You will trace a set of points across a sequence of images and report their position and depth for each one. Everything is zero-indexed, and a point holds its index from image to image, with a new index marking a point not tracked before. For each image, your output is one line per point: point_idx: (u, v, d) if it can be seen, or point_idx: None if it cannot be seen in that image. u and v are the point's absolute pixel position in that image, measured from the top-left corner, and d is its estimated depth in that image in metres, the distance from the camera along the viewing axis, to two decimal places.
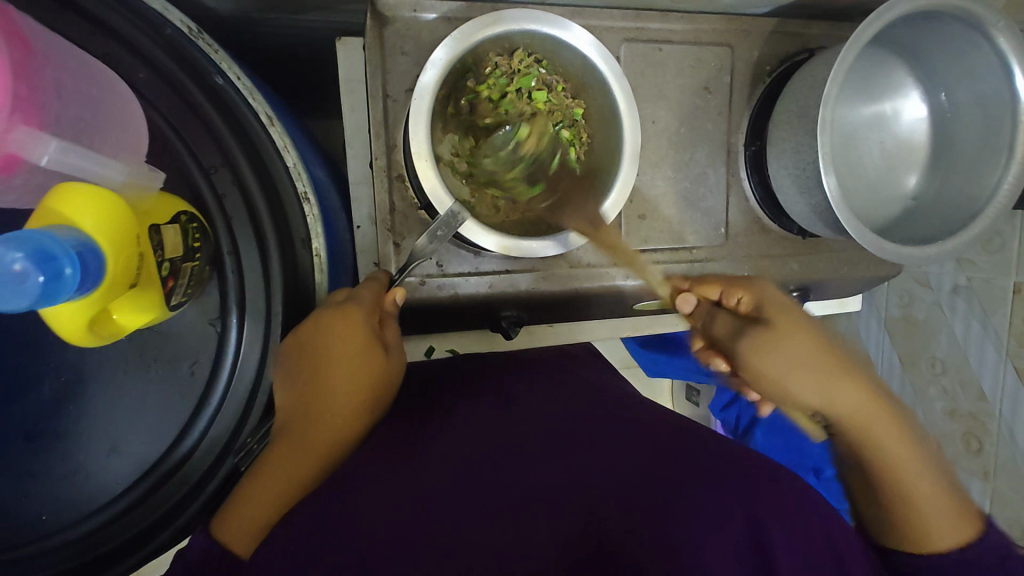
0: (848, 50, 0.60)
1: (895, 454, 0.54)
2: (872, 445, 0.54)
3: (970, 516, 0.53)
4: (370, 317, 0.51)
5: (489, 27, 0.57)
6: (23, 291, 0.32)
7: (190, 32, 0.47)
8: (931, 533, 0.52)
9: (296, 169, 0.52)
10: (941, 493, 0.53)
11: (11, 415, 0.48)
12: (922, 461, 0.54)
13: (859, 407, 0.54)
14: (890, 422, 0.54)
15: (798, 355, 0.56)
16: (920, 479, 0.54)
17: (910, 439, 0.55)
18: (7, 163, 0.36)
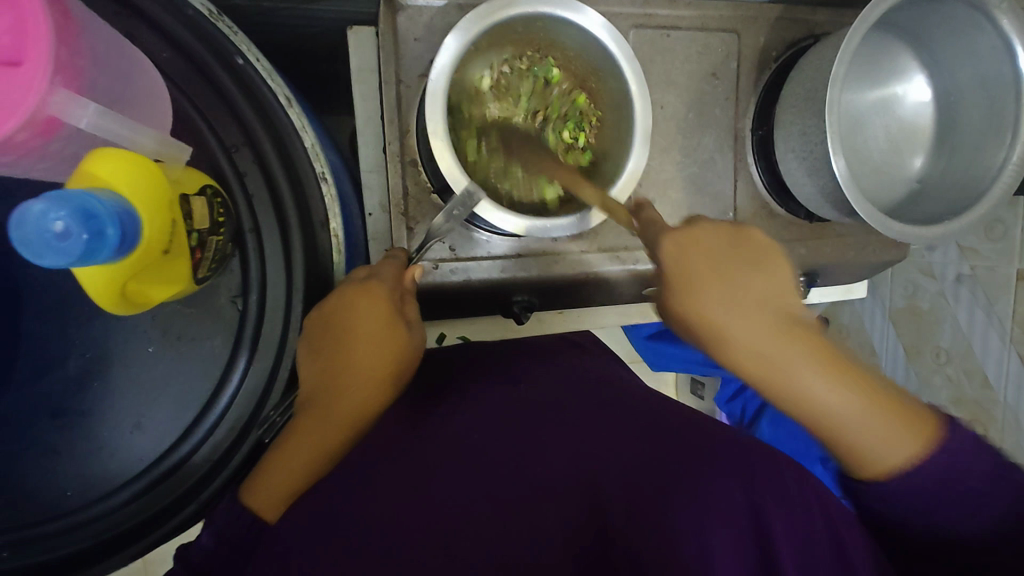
0: (854, 30, 0.61)
1: (801, 395, 0.47)
2: (789, 383, 0.47)
3: (896, 425, 0.45)
4: (393, 294, 0.53)
5: (504, 10, 0.58)
6: (67, 248, 0.33)
7: (208, 14, 0.47)
8: (868, 461, 0.46)
9: (314, 149, 0.52)
10: (839, 399, 0.46)
11: (36, 391, 0.49)
12: (826, 386, 0.46)
13: (752, 356, 0.48)
14: (792, 358, 0.47)
15: (693, 317, 0.51)
16: (820, 404, 0.46)
17: (805, 364, 0.47)
18: (46, 126, 0.36)
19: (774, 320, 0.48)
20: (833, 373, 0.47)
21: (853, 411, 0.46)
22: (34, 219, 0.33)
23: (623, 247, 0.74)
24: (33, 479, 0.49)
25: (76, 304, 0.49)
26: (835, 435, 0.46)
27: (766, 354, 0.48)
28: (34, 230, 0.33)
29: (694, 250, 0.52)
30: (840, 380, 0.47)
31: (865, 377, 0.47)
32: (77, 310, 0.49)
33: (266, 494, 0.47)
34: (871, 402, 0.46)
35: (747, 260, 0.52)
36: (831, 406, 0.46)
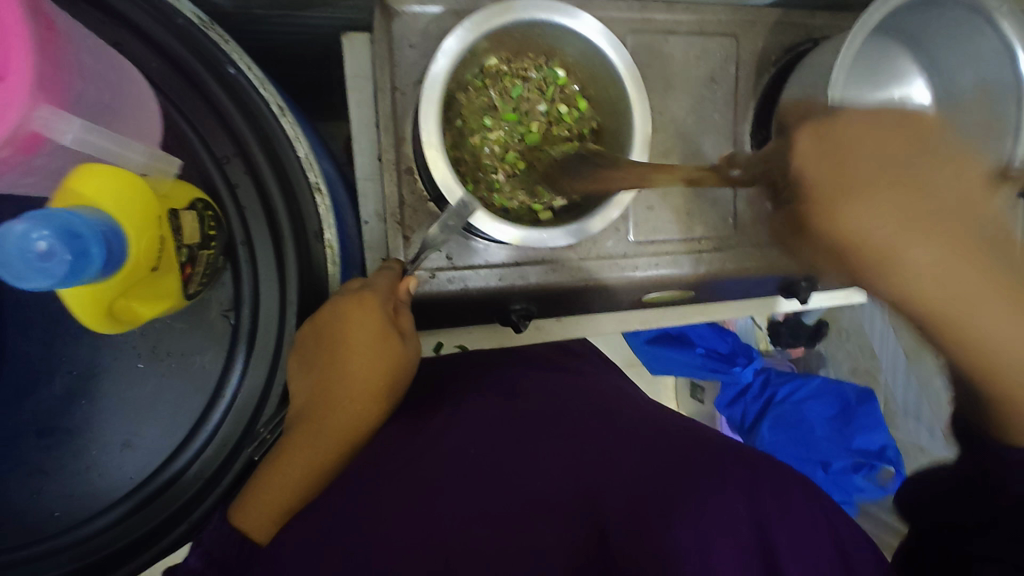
0: (855, 33, 0.60)
1: (911, 270, 0.47)
2: (897, 282, 0.48)
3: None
4: (386, 306, 0.51)
5: (500, 17, 0.57)
6: (47, 271, 0.32)
7: (202, 23, 0.47)
8: (1003, 374, 0.46)
9: (307, 159, 0.50)
10: (942, 285, 0.46)
11: (23, 410, 0.48)
12: (1009, 321, 0.45)
13: (884, 237, 0.48)
14: (953, 264, 0.46)
15: (844, 232, 0.50)
16: (921, 286, 0.47)
17: (983, 285, 0.46)
18: (31, 142, 0.34)
19: (947, 236, 0.47)
20: (1012, 295, 0.46)
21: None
22: (15, 239, 0.32)
23: (621, 254, 0.74)
24: (19, 499, 0.48)
25: (63, 321, 0.48)
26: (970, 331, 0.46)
27: (921, 263, 0.47)
28: (16, 248, 0.32)
29: (859, 147, 0.52)
30: (1006, 294, 0.46)
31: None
32: (64, 327, 0.48)
33: (253, 514, 0.47)
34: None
35: (909, 175, 0.50)
36: (989, 327, 0.46)
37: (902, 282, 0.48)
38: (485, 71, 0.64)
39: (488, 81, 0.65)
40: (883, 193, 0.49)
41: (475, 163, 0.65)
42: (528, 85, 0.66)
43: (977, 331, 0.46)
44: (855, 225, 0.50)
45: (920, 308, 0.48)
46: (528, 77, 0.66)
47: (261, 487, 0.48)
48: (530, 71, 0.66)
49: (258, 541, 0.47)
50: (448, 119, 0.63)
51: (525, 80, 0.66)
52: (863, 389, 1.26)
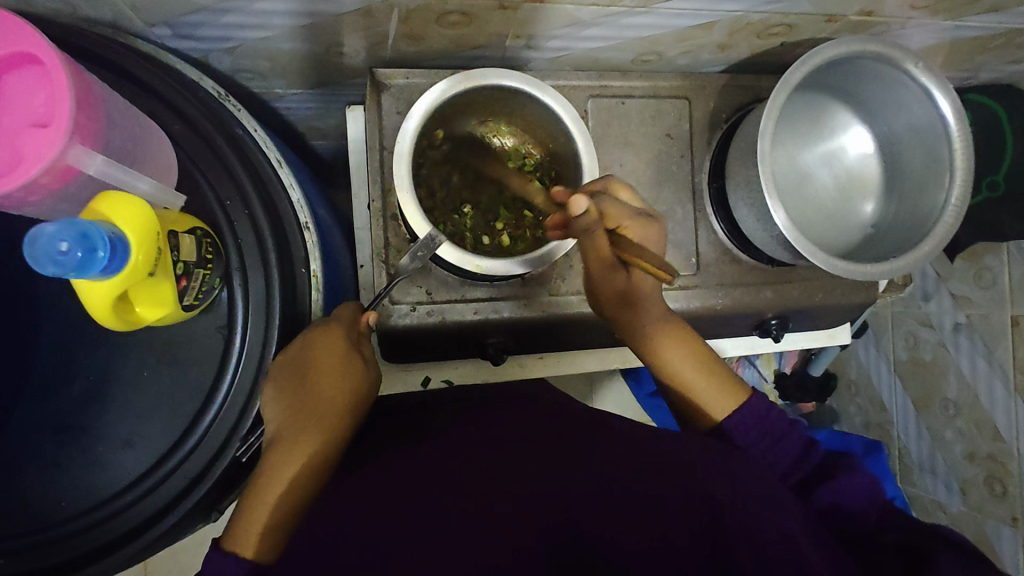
0: (779, 90, 0.68)
1: (650, 333, 0.71)
2: (662, 345, 0.71)
3: (723, 391, 0.71)
4: (347, 333, 0.60)
5: (461, 85, 0.67)
6: (65, 261, 0.40)
7: (217, 95, 0.62)
8: (707, 407, 0.71)
9: (298, 203, 0.64)
10: (675, 355, 0.71)
11: (46, 409, 0.56)
12: (690, 372, 0.71)
13: (611, 296, 0.70)
14: (671, 342, 0.71)
15: (626, 302, 0.70)
16: (661, 346, 0.72)
17: (683, 345, 0.72)
18: (65, 174, 0.44)
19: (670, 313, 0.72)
20: (682, 346, 0.72)
21: (698, 384, 0.71)
22: (43, 238, 0.40)
23: (590, 291, 0.80)
24: (34, 489, 0.55)
25: (86, 333, 0.57)
26: (660, 356, 0.72)
27: (638, 309, 0.70)
28: (43, 248, 0.41)
29: (652, 235, 0.67)
30: (683, 344, 0.72)
31: (700, 347, 0.72)
32: (86, 339, 0.57)
33: (247, 534, 0.52)
34: (698, 349, 0.72)
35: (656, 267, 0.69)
36: (688, 377, 0.71)
37: (639, 313, 0.70)
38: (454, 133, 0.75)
39: (457, 142, 0.75)
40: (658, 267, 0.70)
41: (447, 217, 0.75)
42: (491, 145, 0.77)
43: (696, 380, 0.71)
44: (643, 299, 0.70)
45: (618, 308, 0.71)
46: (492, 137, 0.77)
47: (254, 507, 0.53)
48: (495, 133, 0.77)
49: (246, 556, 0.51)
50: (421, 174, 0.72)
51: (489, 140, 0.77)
52: (870, 441, 1.27)
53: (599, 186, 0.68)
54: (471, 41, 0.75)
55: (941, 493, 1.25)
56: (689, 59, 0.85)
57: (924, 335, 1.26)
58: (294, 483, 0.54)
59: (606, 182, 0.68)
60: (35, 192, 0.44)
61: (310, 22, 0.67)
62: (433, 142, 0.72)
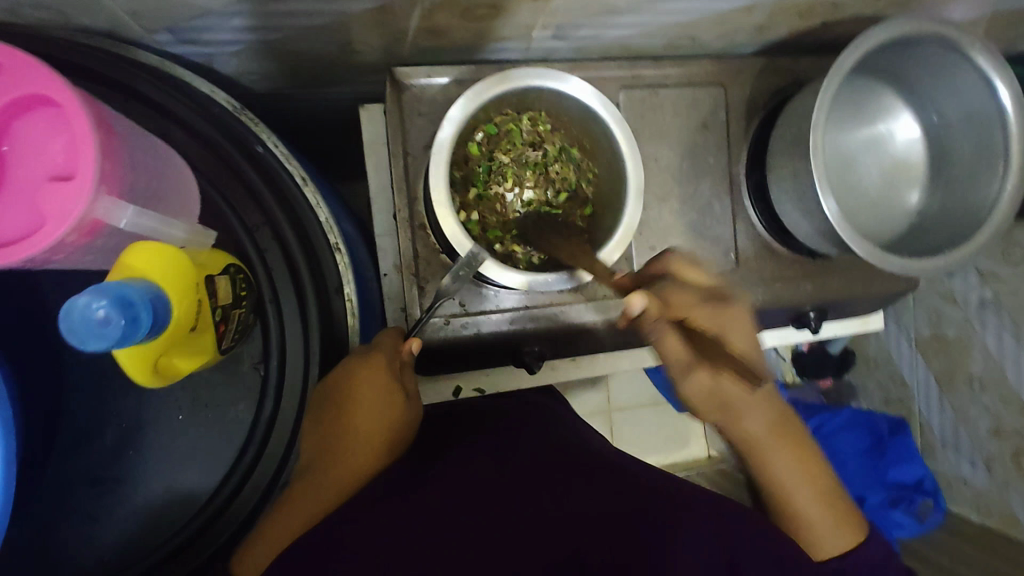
0: (830, 79, 0.64)
1: (746, 437, 0.60)
2: (762, 457, 0.59)
3: (840, 523, 0.57)
4: (390, 363, 0.57)
5: (498, 86, 0.64)
6: (106, 334, 0.38)
7: (233, 108, 0.56)
8: (819, 542, 0.57)
9: (327, 223, 0.59)
10: (784, 473, 0.59)
11: (78, 462, 0.53)
12: (802, 491, 0.58)
13: (700, 395, 0.58)
14: (773, 450, 0.59)
15: (722, 398, 0.58)
16: (765, 459, 0.59)
17: (798, 464, 0.59)
18: (92, 228, 0.40)
19: (779, 418, 0.60)
20: (795, 458, 0.59)
21: (818, 513, 0.57)
22: (80, 309, 0.37)
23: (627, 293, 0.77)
24: (73, 545, 0.52)
25: (113, 379, 0.53)
26: (767, 464, 0.59)
27: (728, 412, 0.59)
28: (80, 318, 0.38)
29: (731, 337, 0.57)
30: (792, 452, 0.60)
31: (812, 457, 0.60)
32: (113, 387, 0.53)
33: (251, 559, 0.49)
34: (809, 463, 0.60)
35: (751, 361, 0.58)
36: (795, 495, 0.58)
37: (730, 409, 0.58)
38: (489, 129, 0.70)
39: (492, 138, 0.71)
40: (758, 355, 0.59)
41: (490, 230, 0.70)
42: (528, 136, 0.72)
43: (819, 505, 0.58)
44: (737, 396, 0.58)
45: (706, 403, 0.59)
46: (528, 129, 0.71)
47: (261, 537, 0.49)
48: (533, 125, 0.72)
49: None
50: (455, 196, 0.69)
51: (526, 131, 0.71)
52: (895, 420, 1.23)
53: (660, 268, 0.60)
54: (494, 34, 0.70)
55: (964, 468, 1.14)
56: (724, 42, 0.80)
57: (948, 311, 1.14)
58: (309, 514, 0.51)
59: (670, 263, 0.60)
60: (60, 251, 0.40)
61: (322, 23, 0.61)
62: (467, 166, 0.70)
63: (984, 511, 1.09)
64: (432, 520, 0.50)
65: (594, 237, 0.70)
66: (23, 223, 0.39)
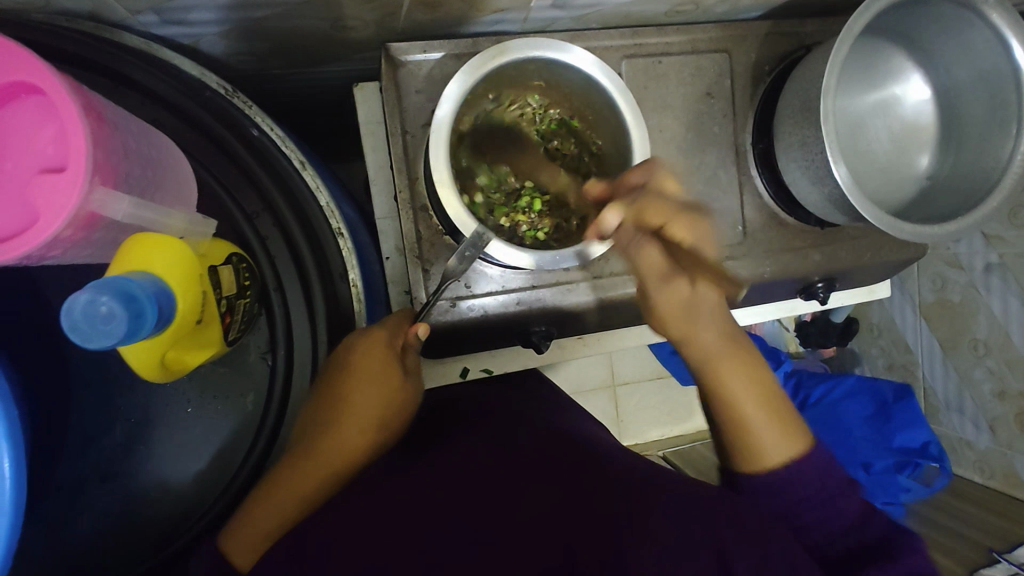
0: (841, 43, 0.63)
1: (695, 346, 0.59)
2: (716, 371, 0.58)
3: (785, 432, 0.56)
4: (392, 343, 0.56)
5: (498, 59, 0.62)
6: (111, 331, 0.37)
7: (226, 92, 0.54)
8: (758, 453, 0.55)
9: (329, 207, 0.57)
10: (734, 383, 0.57)
11: (87, 458, 0.52)
12: (748, 398, 0.57)
13: (668, 303, 0.58)
14: (724, 361, 0.58)
15: (678, 307, 0.58)
16: (710, 367, 0.58)
17: (745, 372, 0.58)
18: (89, 221, 0.39)
19: (725, 330, 0.59)
20: (743, 370, 0.58)
21: (760, 422, 0.56)
22: (81, 306, 0.36)
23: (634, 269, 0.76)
24: (87, 541, 0.52)
25: (118, 374, 0.53)
26: (721, 378, 0.58)
27: (683, 324, 0.58)
28: (83, 315, 0.36)
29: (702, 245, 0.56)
30: (742, 367, 0.58)
31: (762, 373, 0.59)
32: (118, 381, 0.53)
33: (241, 535, 0.48)
34: (757, 376, 0.58)
35: (712, 274, 0.57)
36: (740, 405, 0.56)
37: (687, 320, 0.58)
38: (494, 101, 0.69)
39: (495, 113, 0.70)
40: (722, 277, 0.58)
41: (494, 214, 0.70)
42: (529, 111, 0.72)
43: (764, 411, 0.56)
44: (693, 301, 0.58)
45: (669, 312, 0.58)
46: (529, 104, 0.71)
47: (254, 518, 0.49)
48: (534, 101, 0.71)
49: (236, 565, 0.47)
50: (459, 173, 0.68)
51: (527, 106, 0.71)
52: (899, 385, 1.20)
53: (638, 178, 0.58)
54: (491, 4, 0.67)
55: (968, 431, 1.14)
56: (728, 7, 0.77)
57: (952, 276, 1.12)
58: (300, 493, 0.51)
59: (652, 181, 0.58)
60: (55, 247, 0.39)
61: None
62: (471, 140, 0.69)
63: (989, 474, 1.10)
64: (443, 504, 0.50)
65: (599, 213, 0.69)
66: (16, 217, 0.38)
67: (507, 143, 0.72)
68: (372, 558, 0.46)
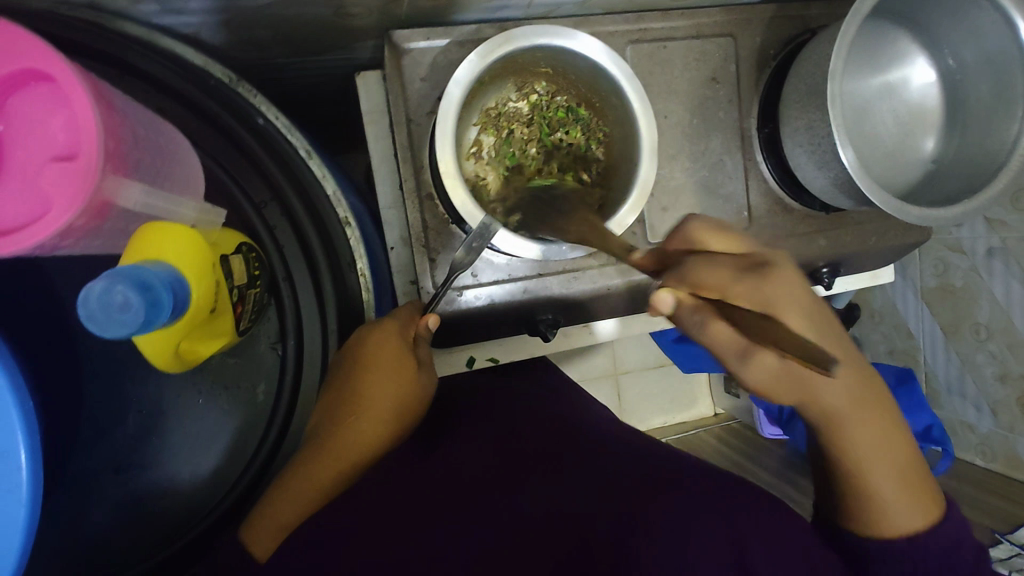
0: (848, 24, 0.62)
1: (821, 409, 0.49)
2: (838, 432, 0.49)
3: (915, 496, 0.49)
4: (403, 334, 0.56)
5: (503, 46, 0.61)
6: (127, 320, 0.36)
7: (230, 81, 0.54)
8: (880, 518, 0.49)
9: (335, 196, 0.57)
10: (859, 445, 0.49)
11: (99, 450, 0.52)
12: (880, 459, 0.49)
13: (769, 375, 0.47)
14: (855, 418, 0.49)
15: (792, 372, 0.47)
16: (835, 429, 0.49)
17: (877, 432, 0.49)
18: (101, 209, 0.39)
19: (854, 386, 0.49)
20: (879, 432, 0.49)
21: (887, 489, 0.49)
22: (97, 295, 0.36)
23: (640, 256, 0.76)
24: (100, 532, 0.52)
25: (129, 366, 0.53)
26: (843, 435, 0.49)
27: (798, 389, 0.48)
28: (98, 305, 0.36)
29: (787, 306, 0.47)
30: (875, 428, 0.49)
31: (896, 429, 0.51)
32: (129, 372, 0.53)
33: (261, 527, 0.48)
34: (890, 435, 0.50)
35: (816, 322, 0.48)
36: (869, 469, 0.49)
37: (803, 379, 0.47)
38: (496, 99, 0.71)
39: (499, 109, 0.71)
40: (821, 316, 0.49)
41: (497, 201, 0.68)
42: (534, 103, 0.72)
43: (895, 471, 0.49)
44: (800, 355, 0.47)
45: (770, 379, 0.47)
46: (533, 95, 0.71)
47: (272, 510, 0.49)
48: (538, 92, 0.71)
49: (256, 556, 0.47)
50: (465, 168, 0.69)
51: (531, 98, 0.72)
52: (901, 370, 1.21)
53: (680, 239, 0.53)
54: None
55: (970, 414, 1.14)
56: None
57: (954, 261, 1.12)
58: (317, 485, 0.51)
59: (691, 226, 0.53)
60: (69, 236, 0.39)
61: None
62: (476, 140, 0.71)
63: (991, 456, 1.11)
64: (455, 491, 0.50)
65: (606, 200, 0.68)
66: (28, 206, 0.37)
67: (517, 136, 0.72)
68: (386, 544, 0.46)
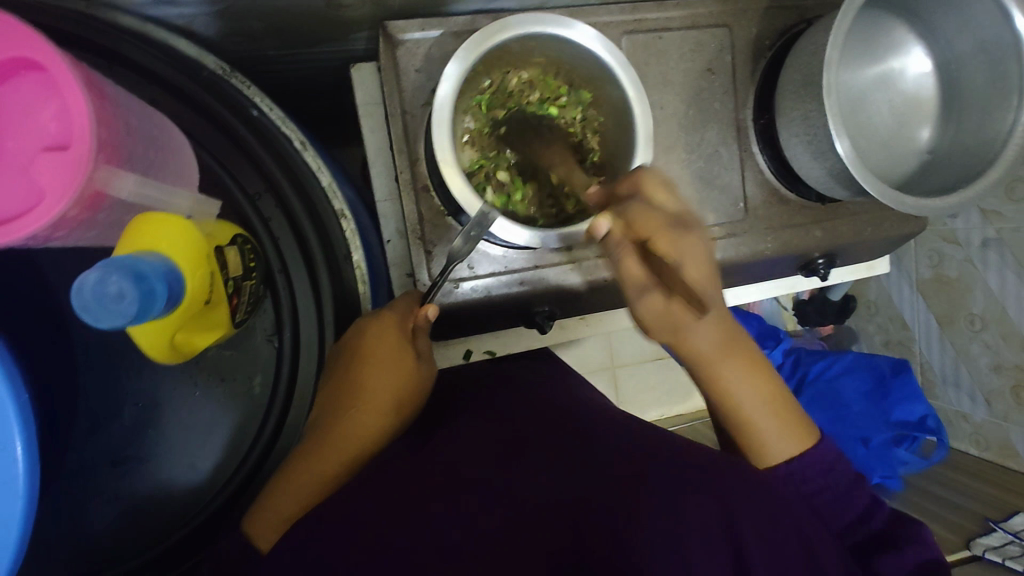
0: (841, 16, 0.63)
1: (699, 352, 0.53)
2: (714, 371, 0.54)
3: (785, 423, 0.55)
4: (402, 326, 0.56)
5: (498, 35, 0.61)
6: (121, 311, 0.36)
7: (222, 73, 0.53)
8: (761, 446, 0.54)
9: (331, 187, 0.56)
10: (733, 380, 0.54)
11: (95, 443, 0.52)
12: (750, 392, 0.54)
13: (658, 314, 0.51)
14: (727, 358, 0.54)
15: (679, 317, 0.51)
16: (711, 367, 0.54)
17: (748, 368, 0.55)
18: (95, 199, 0.39)
19: (727, 330, 0.54)
20: (749, 370, 0.55)
21: (762, 418, 0.54)
22: (91, 286, 0.36)
23: None
24: (99, 525, 0.52)
25: (125, 359, 0.53)
26: (720, 380, 0.54)
27: (684, 334, 0.52)
28: (92, 296, 0.36)
29: (690, 261, 0.49)
30: (748, 366, 0.55)
31: (767, 369, 0.56)
32: (126, 365, 0.53)
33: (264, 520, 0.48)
34: (762, 373, 0.55)
35: (711, 278, 0.51)
36: (743, 401, 0.54)
37: (678, 325, 0.51)
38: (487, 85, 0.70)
39: (491, 94, 0.70)
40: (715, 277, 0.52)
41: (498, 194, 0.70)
42: (524, 88, 0.71)
43: (767, 404, 0.55)
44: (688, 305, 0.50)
45: (657, 320, 0.51)
46: (523, 80, 0.71)
47: (275, 502, 0.49)
48: (528, 78, 0.71)
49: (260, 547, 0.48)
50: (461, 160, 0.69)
51: (522, 83, 0.71)
52: (898, 360, 1.20)
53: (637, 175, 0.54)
54: None
55: (965, 404, 1.15)
56: None
57: (948, 251, 1.12)
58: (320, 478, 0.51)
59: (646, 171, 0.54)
60: (62, 227, 0.39)
61: None
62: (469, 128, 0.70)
63: (985, 445, 1.12)
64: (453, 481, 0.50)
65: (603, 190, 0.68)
66: (21, 197, 0.37)
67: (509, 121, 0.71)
68: (384, 535, 0.46)
